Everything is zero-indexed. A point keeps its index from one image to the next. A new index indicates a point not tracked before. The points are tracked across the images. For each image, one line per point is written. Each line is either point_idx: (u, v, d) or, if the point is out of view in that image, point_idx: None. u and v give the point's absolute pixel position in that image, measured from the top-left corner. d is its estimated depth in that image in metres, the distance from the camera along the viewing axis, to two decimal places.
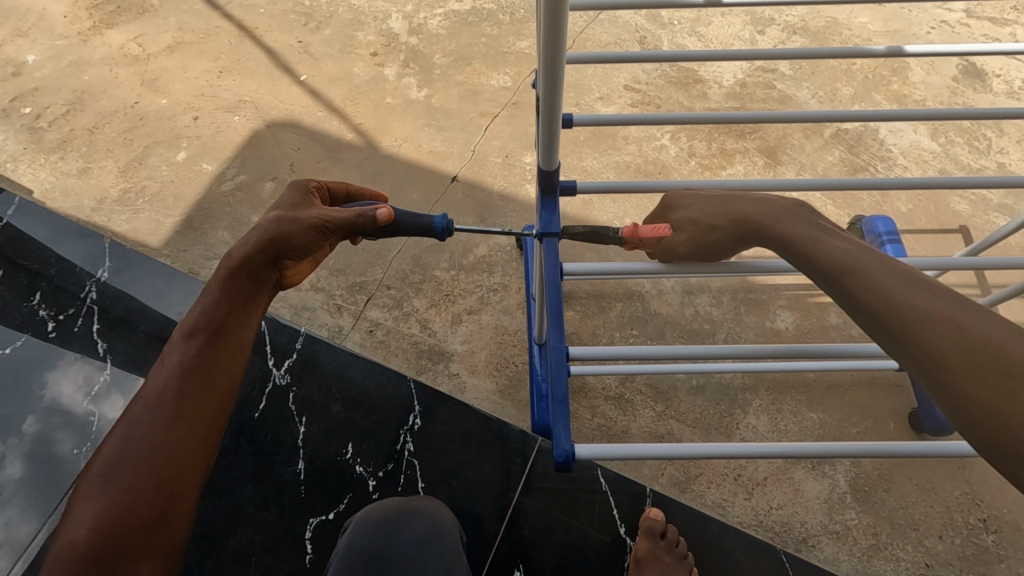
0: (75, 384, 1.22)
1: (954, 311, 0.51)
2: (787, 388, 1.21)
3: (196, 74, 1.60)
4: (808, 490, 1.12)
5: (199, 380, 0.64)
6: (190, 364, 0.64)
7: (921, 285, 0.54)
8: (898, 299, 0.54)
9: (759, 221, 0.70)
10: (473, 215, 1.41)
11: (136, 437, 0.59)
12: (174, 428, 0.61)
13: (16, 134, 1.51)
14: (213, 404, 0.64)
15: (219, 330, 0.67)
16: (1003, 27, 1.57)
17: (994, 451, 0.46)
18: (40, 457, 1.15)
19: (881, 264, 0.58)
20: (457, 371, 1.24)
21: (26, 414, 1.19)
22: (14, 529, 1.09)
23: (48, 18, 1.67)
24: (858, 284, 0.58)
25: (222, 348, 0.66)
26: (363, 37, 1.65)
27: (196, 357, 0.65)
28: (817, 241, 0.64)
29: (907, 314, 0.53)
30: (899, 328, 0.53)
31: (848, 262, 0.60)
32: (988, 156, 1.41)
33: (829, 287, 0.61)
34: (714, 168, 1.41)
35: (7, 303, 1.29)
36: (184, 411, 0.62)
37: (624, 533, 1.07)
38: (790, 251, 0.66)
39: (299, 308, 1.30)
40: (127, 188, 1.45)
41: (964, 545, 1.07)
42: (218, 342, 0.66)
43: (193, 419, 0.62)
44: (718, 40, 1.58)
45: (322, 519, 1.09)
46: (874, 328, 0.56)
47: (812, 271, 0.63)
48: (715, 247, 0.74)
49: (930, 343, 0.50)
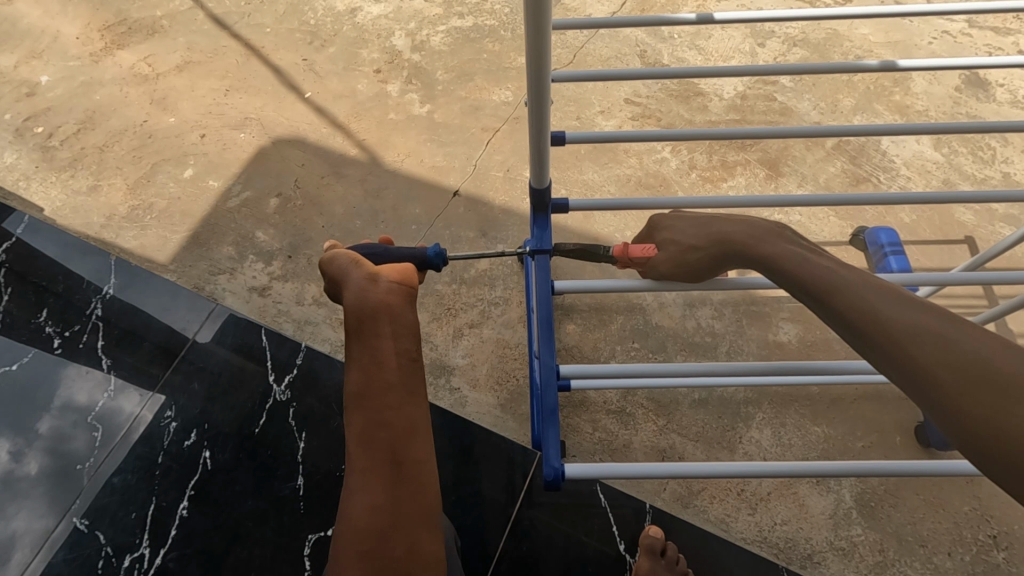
0: (90, 385, 1.24)
1: (944, 326, 0.50)
2: (792, 402, 1.20)
3: (204, 92, 1.63)
4: (813, 505, 1.10)
5: (364, 417, 0.58)
6: (364, 429, 0.58)
7: (910, 302, 0.54)
8: (884, 316, 0.54)
9: (741, 239, 0.70)
10: (475, 229, 1.42)
11: (349, 521, 0.55)
12: (372, 500, 0.55)
13: (29, 153, 1.54)
14: (396, 416, 0.58)
15: (377, 377, 0.59)
16: (1005, 36, 1.57)
17: (986, 463, 0.45)
18: (59, 454, 1.17)
19: (868, 282, 0.58)
20: (458, 385, 1.24)
21: (42, 414, 1.22)
22: (32, 523, 1.12)
23: (61, 39, 1.70)
24: (844, 303, 0.57)
25: (387, 395, 0.59)
26: (367, 55, 1.67)
27: (364, 418, 0.58)
28: (803, 260, 0.64)
29: (894, 331, 0.52)
30: (889, 345, 0.53)
31: (832, 281, 0.60)
32: (993, 166, 1.40)
33: (817, 306, 0.61)
34: (715, 181, 1.41)
35: (17, 319, 1.31)
36: (373, 444, 0.57)
37: (624, 550, 1.06)
38: (773, 271, 0.66)
39: (302, 322, 1.32)
40: (135, 204, 1.47)
41: (974, 562, 1.05)
42: (361, 374, 0.59)
43: (382, 473, 0.56)
44: (718, 54, 1.59)
45: (320, 534, 1.10)
46: (866, 349, 0.55)
47: (800, 291, 0.63)
48: (697, 268, 0.75)
49: (924, 360, 0.50)
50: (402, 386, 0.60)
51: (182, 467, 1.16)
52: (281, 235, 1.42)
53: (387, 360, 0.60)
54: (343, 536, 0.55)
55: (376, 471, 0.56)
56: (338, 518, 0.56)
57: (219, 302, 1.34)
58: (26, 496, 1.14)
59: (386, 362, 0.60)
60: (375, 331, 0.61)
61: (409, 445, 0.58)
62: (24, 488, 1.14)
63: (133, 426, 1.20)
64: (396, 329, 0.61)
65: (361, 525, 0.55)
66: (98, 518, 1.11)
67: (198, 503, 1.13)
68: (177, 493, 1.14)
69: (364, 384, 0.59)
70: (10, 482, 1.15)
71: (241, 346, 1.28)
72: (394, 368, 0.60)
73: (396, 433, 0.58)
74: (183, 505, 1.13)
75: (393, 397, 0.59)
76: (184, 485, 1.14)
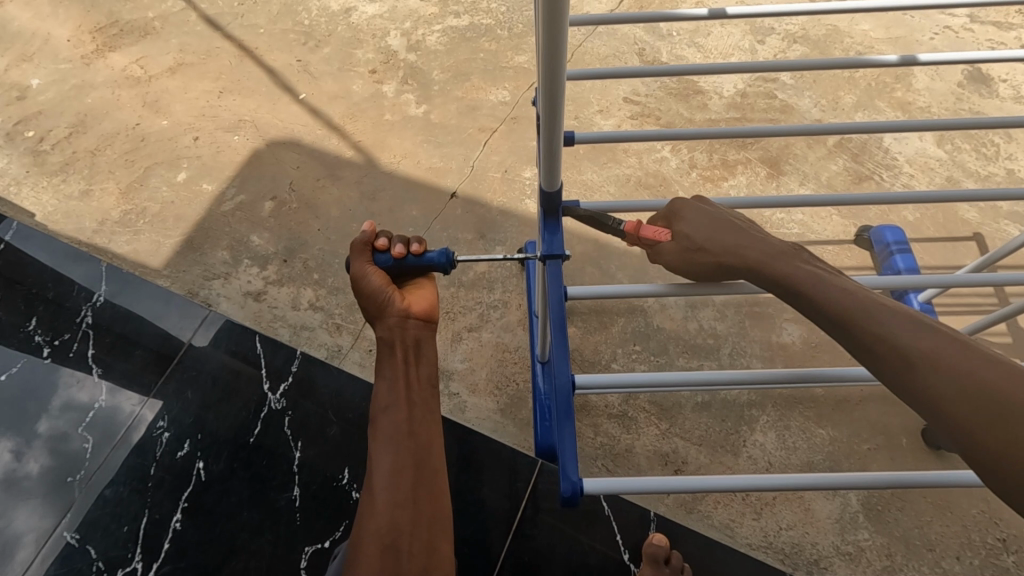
0: (89, 386, 1.23)
1: (969, 358, 0.50)
2: (796, 404, 1.18)
3: (197, 94, 1.61)
4: (818, 509, 1.09)
5: (391, 431, 0.77)
6: (395, 441, 0.76)
7: (934, 331, 0.53)
8: (909, 348, 0.53)
9: (755, 257, 0.68)
10: (473, 231, 1.40)
11: (377, 513, 0.71)
12: (398, 495, 0.73)
13: (19, 158, 1.52)
14: (418, 432, 0.77)
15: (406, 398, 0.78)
16: (1008, 31, 1.55)
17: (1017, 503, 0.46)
18: (60, 454, 1.16)
19: (884, 307, 0.56)
20: (457, 390, 1.22)
21: (43, 414, 1.20)
22: (38, 521, 1.10)
23: (52, 42, 1.68)
24: (864, 331, 0.56)
25: (412, 411, 0.78)
26: (362, 55, 1.65)
27: (392, 432, 0.77)
28: (816, 282, 0.62)
29: (921, 364, 0.52)
30: (915, 378, 0.52)
31: (848, 306, 0.58)
32: (997, 163, 1.39)
33: (832, 331, 0.59)
34: (716, 179, 1.39)
35: (6, 327, 1.29)
36: (402, 452, 0.75)
37: (628, 558, 1.05)
38: (785, 291, 0.64)
39: (298, 328, 1.30)
40: (128, 209, 1.45)
41: (983, 566, 1.03)
42: (389, 393, 0.79)
43: (407, 474, 0.74)
44: (717, 51, 1.57)
45: (318, 546, 1.08)
46: (887, 377, 0.54)
47: (813, 313, 0.61)
48: (708, 273, 0.73)
49: (953, 396, 0.49)
50: (423, 407, 0.79)
51: (175, 477, 1.14)
52: (277, 239, 1.40)
53: (414, 382, 0.80)
54: (369, 524, 0.71)
55: (401, 471, 0.74)
56: (366, 510, 0.73)
57: (213, 308, 1.32)
58: (28, 496, 1.12)
59: (412, 379, 0.80)
60: (402, 360, 0.81)
61: (430, 455, 0.77)
62: (25, 487, 1.13)
63: (134, 426, 1.19)
64: (419, 359, 0.82)
65: (387, 517, 0.71)
66: (91, 530, 1.09)
67: (193, 514, 1.11)
68: (171, 504, 1.12)
69: (393, 400, 0.78)
70: (12, 481, 1.13)
71: (235, 353, 1.26)
72: (417, 390, 0.80)
73: (419, 444, 0.77)
74: (178, 516, 1.11)
75: (418, 415, 0.78)
76: (179, 495, 1.12)
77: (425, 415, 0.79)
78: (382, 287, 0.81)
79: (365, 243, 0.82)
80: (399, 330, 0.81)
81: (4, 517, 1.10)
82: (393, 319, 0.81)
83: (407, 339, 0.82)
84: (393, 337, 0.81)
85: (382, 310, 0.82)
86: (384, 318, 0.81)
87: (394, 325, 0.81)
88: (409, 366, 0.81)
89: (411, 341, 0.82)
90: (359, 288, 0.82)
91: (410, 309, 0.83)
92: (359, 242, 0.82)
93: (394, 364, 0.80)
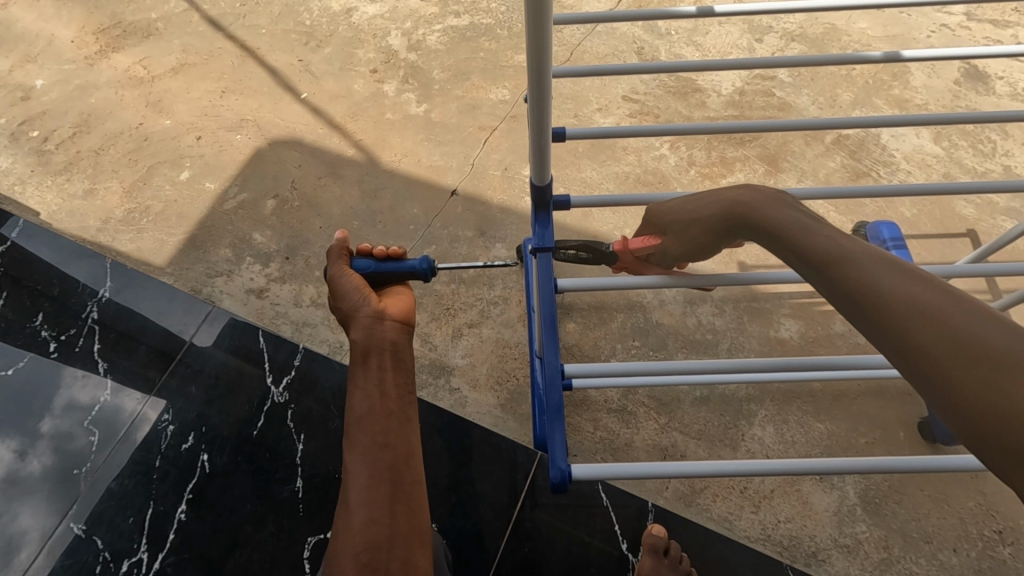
0: (91, 386, 1.24)
1: (938, 300, 0.50)
2: (794, 398, 1.19)
3: (200, 94, 1.62)
4: (817, 502, 1.09)
5: (367, 444, 0.76)
6: (371, 455, 0.76)
7: (910, 274, 0.53)
8: (883, 288, 0.54)
9: (747, 209, 0.70)
10: (473, 229, 1.41)
11: (353, 532, 0.70)
12: (373, 513, 0.72)
13: (24, 158, 1.53)
14: (394, 445, 0.77)
15: (380, 409, 0.78)
16: (1005, 28, 1.56)
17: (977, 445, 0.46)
18: (62, 452, 1.17)
19: (866, 253, 0.57)
20: (458, 385, 1.23)
21: (45, 413, 1.21)
22: (38, 520, 1.11)
23: (56, 43, 1.70)
24: (846, 275, 0.57)
25: (387, 423, 0.78)
26: (363, 54, 1.66)
27: (368, 447, 0.76)
28: (806, 230, 0.64)
29: (891, 303, 0.52)
30: (884, 318, 0.52)
31: (835, 252, 0.59)
32: (994, 159, 1.39)
33: (816, 278, 0.61)
34: (714, 177, 1.41)
35: (12, 324, 1.30)
36: (377, 468, 0.75)
37: (627, 549, 1.06)
38: (774, 241, 0.67)
39: (301, 325, 1.31)
40: (131, 208, 1.46)
41: (980, 558, 1.04)
42: (364, 405, 0.78)
43: (382, 489, 0.73)
44: (716, 49, 1.58)
45: (321, 537, 1.10)
46: (860, 318, 0.55)
47: (799, 260, 0.63)
48: (706, 242, 0.76)
49: (917, 335, 0.50)
50: (398, 417, 0.79)
51: (180, 471, 1.15)
52: (278, 237, 1.42)
53: (389, 392, 0.80)
54: (345, 544, 0.70)
55: (376, 487, 0.73)
56: (341, 529, 0.71)
57: (216, 305, 1.33)
58: (29, 494, 1.13)
59: (386, 388, 0.80)
60: (377, 370, 0.81)
61: (406, 470, 0.76)
62: (26, 486, 1.14)
63: (136, 425, 1.20)
64: (395, 365, 0.82)
65: (363, 536, 0.70)
66: (96, 523, 1.10)
67: (197, 507, 1.12)
68: (176, 497, 1.13)
69: (367, 413, 0.78)
70: (14, 480, 1.15)
71: (239, 349, 1.28)
72: (395, 398, 0.80)
73: (395, 457, 0.76)
74: (182, 508, 1.12)
75: (394, 426, 0.78)
76: (183, 488, 1.14)
77: (401, 427, 0.79)
78: (357, 289, 0.86)
79: (342, 249, 0.90)
80: (376, 331, 0.83)
81: (6, 515, 1.12)
82: (367, 320, 0.83)
83: (382, 342, 0.82)
84: (369, 339, 0.82)
85: (358, 312, 0.85)
86: (359, 319, 0.84)
87: (369, 326, 0.83)
88: (384, 374, 0.80)
89: (387, 344, 0.82)
90: (336, 290, 0.87)
91: (386, 311, 0.85)
92: (336, 248, 0.90)
93: (368, 372, 0.80)
